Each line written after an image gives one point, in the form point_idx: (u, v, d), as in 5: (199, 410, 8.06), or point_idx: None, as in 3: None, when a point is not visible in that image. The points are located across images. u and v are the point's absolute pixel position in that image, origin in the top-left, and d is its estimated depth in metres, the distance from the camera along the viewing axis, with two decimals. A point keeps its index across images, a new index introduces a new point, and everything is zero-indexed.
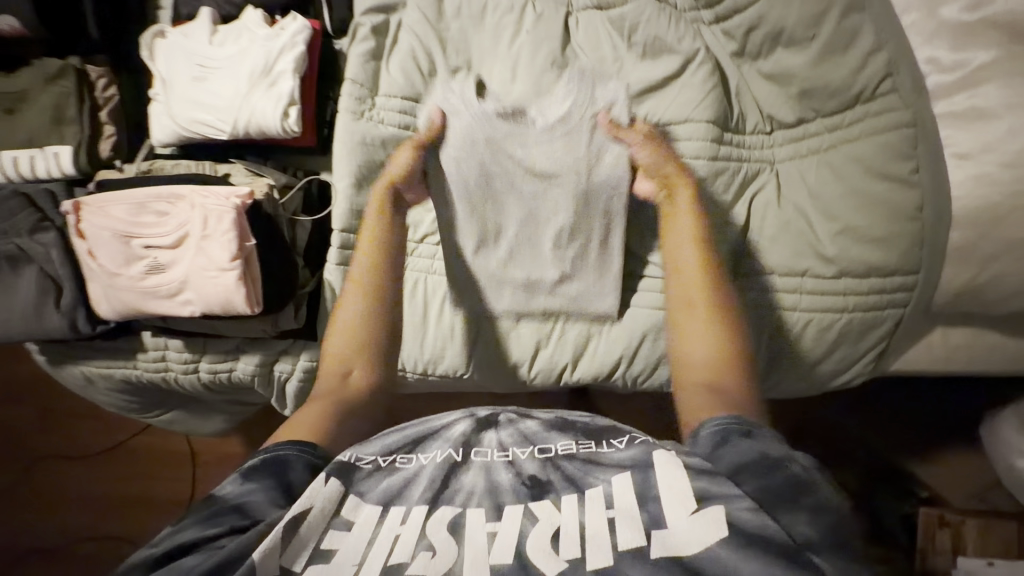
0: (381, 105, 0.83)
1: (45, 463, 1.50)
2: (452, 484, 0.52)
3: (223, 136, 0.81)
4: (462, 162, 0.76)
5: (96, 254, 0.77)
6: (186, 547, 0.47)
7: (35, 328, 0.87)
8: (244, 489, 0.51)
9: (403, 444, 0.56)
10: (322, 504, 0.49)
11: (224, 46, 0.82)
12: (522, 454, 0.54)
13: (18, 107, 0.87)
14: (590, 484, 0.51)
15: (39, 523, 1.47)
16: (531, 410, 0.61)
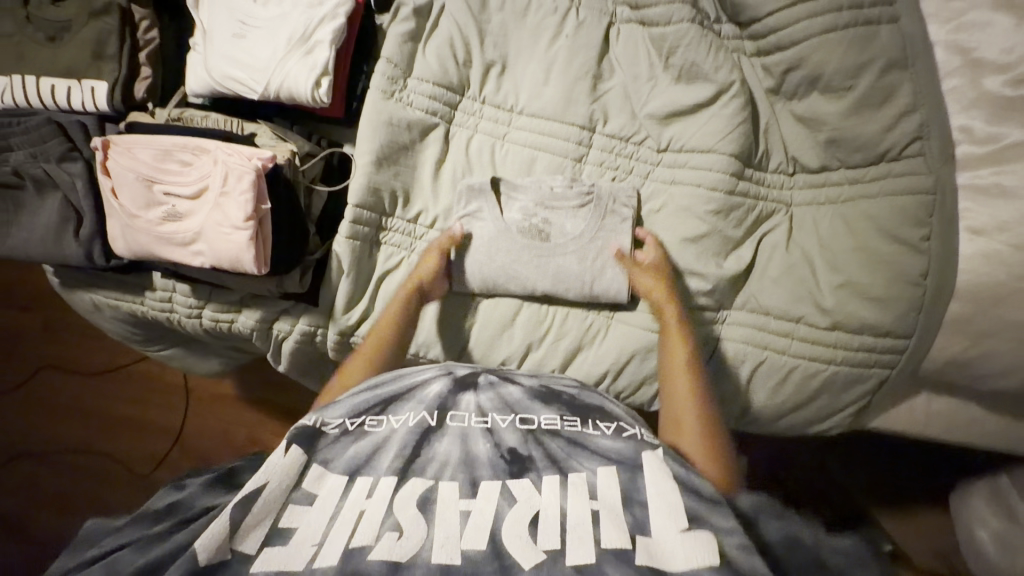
0: (411, 88, 0.85)
1: (46, 372, 1.57)
2: (425, 452, 0.60)
3: (254, 96, 0.82)
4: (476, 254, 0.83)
5: (118, 193, 0.79)
6: (119, 545, 0.55)
7: (54, 253, 0.91)
8: (184, 491, 0.62)
9: (373, 408, 0.65)
10: (280, 480, 0.57)
11: (267, 5, 0.83)
12: (503, 423, 0.63)
13: (61, 36, 0.89)
14: (572, 467, 0.58)
15: (31, 429, 1.53)
16: (514, 376, 0.70)
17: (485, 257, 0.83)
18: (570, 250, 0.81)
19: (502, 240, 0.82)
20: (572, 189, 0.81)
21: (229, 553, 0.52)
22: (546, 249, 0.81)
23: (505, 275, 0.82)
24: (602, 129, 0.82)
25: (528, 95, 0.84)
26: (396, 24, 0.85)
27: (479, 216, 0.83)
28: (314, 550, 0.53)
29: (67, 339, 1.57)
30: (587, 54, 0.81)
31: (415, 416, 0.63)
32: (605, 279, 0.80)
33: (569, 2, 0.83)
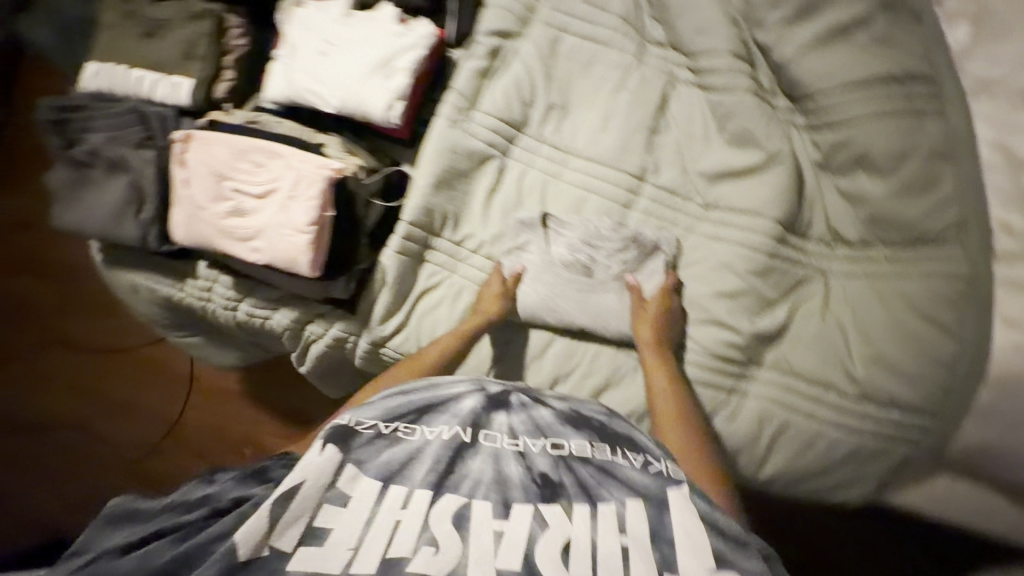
0: (476, 120, 0.91)
1: (59, 347, 1.61)
2: (459, 469, 0.61)
3: (329, 110, 0.87)
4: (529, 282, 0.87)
5: (189, 184, 0.83)
6: (159, 532, 0.58)
7: (112, 231, 0.96)
8: (220, 484, 0.63)
9: (408, 416, 0.67)
10: (315, 479, 0.58)
11: (352, 29, 0.88)
12: (534, 447, 0.64)
13: (156, 33, 0.95)
14: (602, 497, 0.60)
15: (42, 401, 1.60)
16: (543, 399, 0.71)
17: (529, 286, 0.87)
18: (608, 287, 0.85)
19: (546, 271, 0.87)
20: (618, 231, 0.85)
21: (266, 549, 0.54)
22: (587, 285, 0.86)
23: (543, 307, 0.86)
24: (653, 180, 0.87)
25: (587, 140, 0.89)
26: (470, 61, 0.91)
27: (528, 249, 0.89)
28: (350, 554, 0.54)
29: (92, 315, 1.61)
30: (646, 109, 0.86)
31: (449, 429, 0.64)
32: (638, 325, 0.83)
33: (634, 59, 0.87)
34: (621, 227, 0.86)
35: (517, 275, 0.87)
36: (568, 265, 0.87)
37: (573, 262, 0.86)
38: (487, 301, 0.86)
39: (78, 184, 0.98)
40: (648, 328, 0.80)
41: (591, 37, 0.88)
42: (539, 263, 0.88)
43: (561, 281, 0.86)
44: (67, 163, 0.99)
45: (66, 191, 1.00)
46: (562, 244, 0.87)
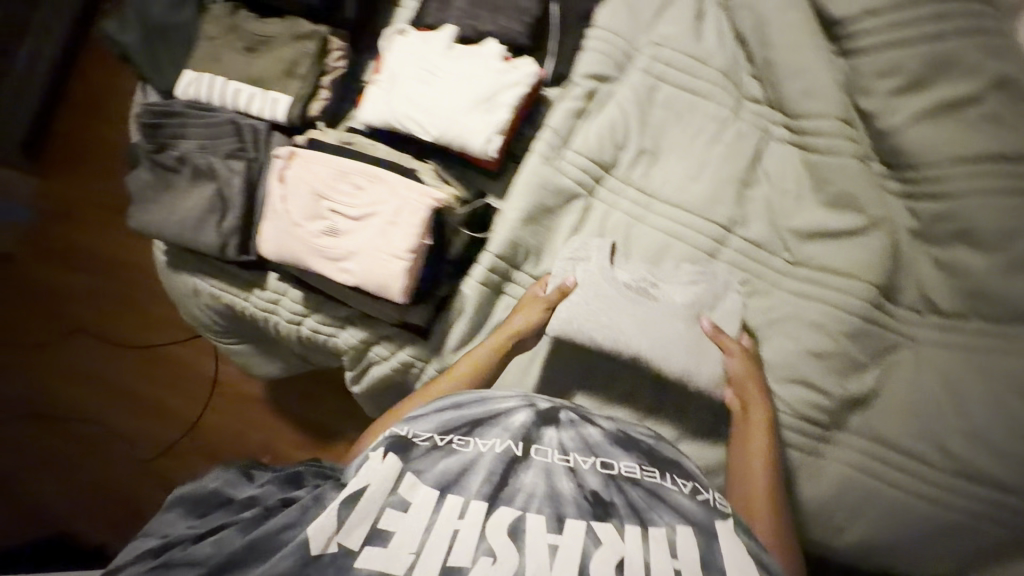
0: (569, 158, 0.92)
1: (95, 343, 1.73)
2: (512, 482, 0.60)
3: (426, 138, 0.88)
4: (588, 298, 0.80)
5: (287, 201, 0.83)
6: (217, 527, 0.63)
7: (191, 238, 0.96)
8: (263, 487, 0.69)
9: (461, 426, 0.65)
10: (378, 485, 0.60)
11: (457, 63, 0.90)
12: (585, 464, 0.61)
13: (258, 49, 0.97)
14: (653, 521, 0.57)
15: (75, 394, 1.70)
16: (592, 416, 0.68)
17: (580, 303, 0.80)
18: (676, 314, 0.80)
19: (605, 287, 0.80)
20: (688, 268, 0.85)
21: (334, 546, 0.57)
22: (654, 310, 0.80)
23: (603, 331, 0.78)
24: (742, 232, 0.87)
25: (676, 187, 0.90)
26: (566, 101, 0.92)
27: (586, 260, 0.84)
28: (412, 558, 0.56)
29: (162, 316, 1.68)
30: (741, 162, 0.87)
31: (501, 442, 0.63)
32: (708, 359, 0.79)
33: (731, 113, 0.88)
34: (701, 271, 0.84)
35: (569, 286, 0.82)
36: (631, 286, 0.81)
37: (635, 284, 0.81)
38: (528, 310, 0.84)
39: (162, 186, 0.99)
40: (757, 388, 0.78)
41: (689, 88, 0.90)
42: (600, 279, 0.81)
43: (623, 300, 0.80)
44: (153, 164, 1.00)
45: (150, 193, 1.00)
46: (624, 268, 0.83)
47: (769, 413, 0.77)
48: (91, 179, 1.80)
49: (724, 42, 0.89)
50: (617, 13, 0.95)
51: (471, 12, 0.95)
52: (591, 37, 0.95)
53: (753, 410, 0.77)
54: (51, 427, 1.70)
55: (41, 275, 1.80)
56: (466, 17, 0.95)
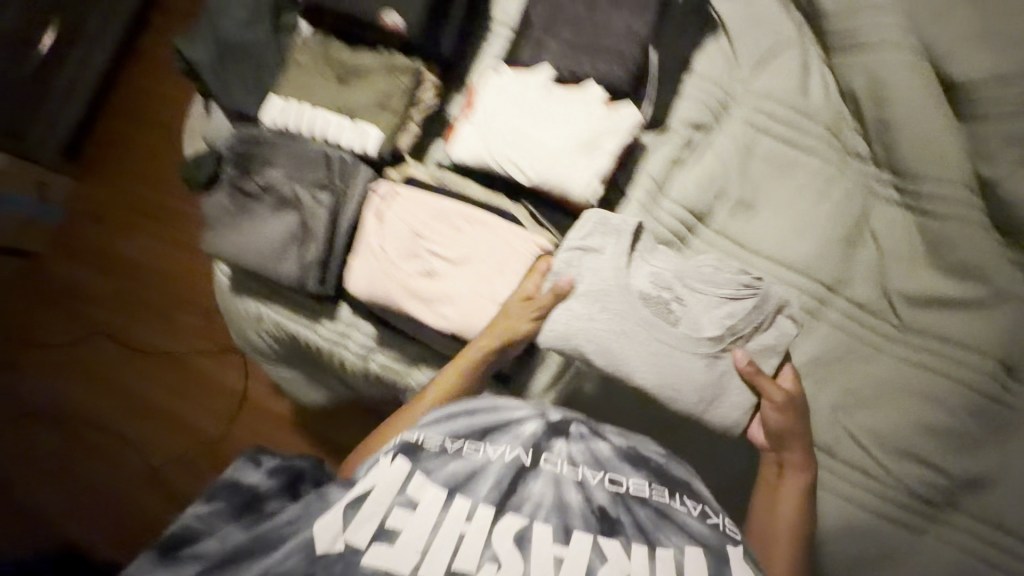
0: (665, 208, 0.90)
1: (128, 356, 1.77)
2: (519, 491, 0.61)
3: (524, 180, 0.87)
4: (593, 311, 0.75)
5: (383, 240, 0.81)
6: (220, 523, 0.66)
7: (269, 268, 0.94)
8: (266, 480, 0.74)
9: (473, 432, 0.66)
10: (387, 485, 0.62)
11: (555, 105, 0.89)
12: (593, 478, 0.63)
13: (349, 79, 0.96)
14: (658, 539, 0.59)
15: (110, 404, 1.75)
16: (603, 429, 0.68)
17: (580, 320, 0.75)
18: (687, 345, 0.75)
19: (618, 295, 0.75)
20: (724, 283, 0.76)
21: (341, 544, 0.58)
22: (671, 338, 0.75)
23: (608, 342, 0.74)
24: (845, 293, 0.84)
25: (774, 242, 0.87)
26: (663, 149, 0.90)
27: (599, 253, 0.78)
28: (418, 557, 0.58)
29: (215, 337, 1.72)
30: (847, 221, 0.85)
31: (512, 451, 0.64)
32: (727, 398, 0.75)
33: (835, 170, 0.87)
34: (750, 286, 0.76)
35: (565, 287, 0.76)
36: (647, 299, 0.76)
37: (654, 297, 0.76)
38: (518, 313, 0.75)
39: (239, 212, 0.97)
40: (796, 445, 0.76)
41: (791, 142, 0.88)
42: (614, 289, 0.75)
43: (636, 313, 0.75)
44: (232, 189, 0.98)
45: (227, 218, 0.98)
46: (641, 274, 0.77)
47: (805, 481, 0.76)
48: (155, 198, 1.85)
49: (830, 99, 0.87)
50: (715, 61, 0.94)
51: (570, 54, 0.94)
52: (688, 84, 0.94)
53: (788, 474, 0.76)
54: (94, 439, 1.73)
55: (83, 286, 1.85)
56: (565, 60, 0.94)
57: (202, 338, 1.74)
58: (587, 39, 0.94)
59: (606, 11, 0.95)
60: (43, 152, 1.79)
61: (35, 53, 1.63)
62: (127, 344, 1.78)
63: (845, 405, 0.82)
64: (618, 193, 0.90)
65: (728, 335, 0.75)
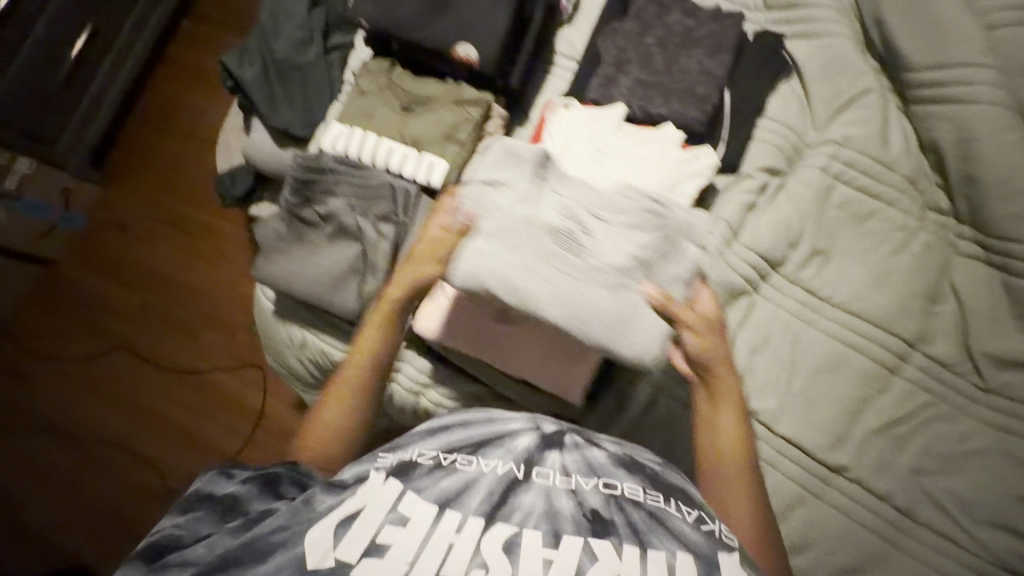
0: (739, 253, 0.88)
1: (146, 369, 1.73)
2: (510, 501, 0.59)
3: None
4: (522, 257, 0.72)
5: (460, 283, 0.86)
6: (201, 535, 0.60)
7: (326, 298, 0.91)
8: (243, 487, 0.64)
9: (465, 445, 0.65)
10: (377, 503, 0.58)
11: (630, 145, 0.88)
12: (586, 484, 0.61)
13: (415, 108, 0.94)
14: (651, 541, 0.57)
15: (125, 418, 1.70)
16: (597, 439, 0.68)
17: (488, 256, 0.72)
18: (600, 279, 0.72)
19: (525, 231, 0.73)
20: (631, 209, 0.75)
21: (332, 560, 0.54)
22: (579, 269, 0.72)
23: (525, 278, 0.71)
24: (926, 349, 0.82)
25: (851, 293, 0.85)
26: (739, 192, 0.89)
27: (504, 186, 0.76)
28: (407, 568, 0.54)
29: (236, 351, 1.68)
30: (928, 276, 0.83)
31: (503, 464, 0.62)
32: (638, 327, 0.72)
33: (916, 223, 0.85)
34: (654, 211, 0.75)
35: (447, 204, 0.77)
36: (555, 230, 0.73)
37: (561, 227, 0.73)
38: (421, 257, 0.76)
39: (295, 241, 0.94)
40: (727, 374, 0.75)
41: (870, 190, 0.87)
42: (511, 223, 0.73)
43: (551, 245, 0.72)
44: (288, 216, 0.95)
45: (283, 247, 0.94)
46: (587, 220, 0.74)
47: (741, 415, 0.74)
48: (182, 210, 1.82)
49: (910, 150, 0.87)
50: (789, 105, 0.93)
51: (641, 92, 0.92)
52: (760, 127, 0.92)
53: (725, 411, 0.73)
54: (108, 455, 1.67)
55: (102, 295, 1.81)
56: (636, 97, 0.92)
57: (222, 353, 1.69)
58: (659, 76, 0.93)
59: (680, 48, 0.93)
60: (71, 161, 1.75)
61: (67, 57, 1.59)
62: (147, 360, 1.73)
63: (928, 465, 0.79)
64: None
65: (639, 267, 0.73)
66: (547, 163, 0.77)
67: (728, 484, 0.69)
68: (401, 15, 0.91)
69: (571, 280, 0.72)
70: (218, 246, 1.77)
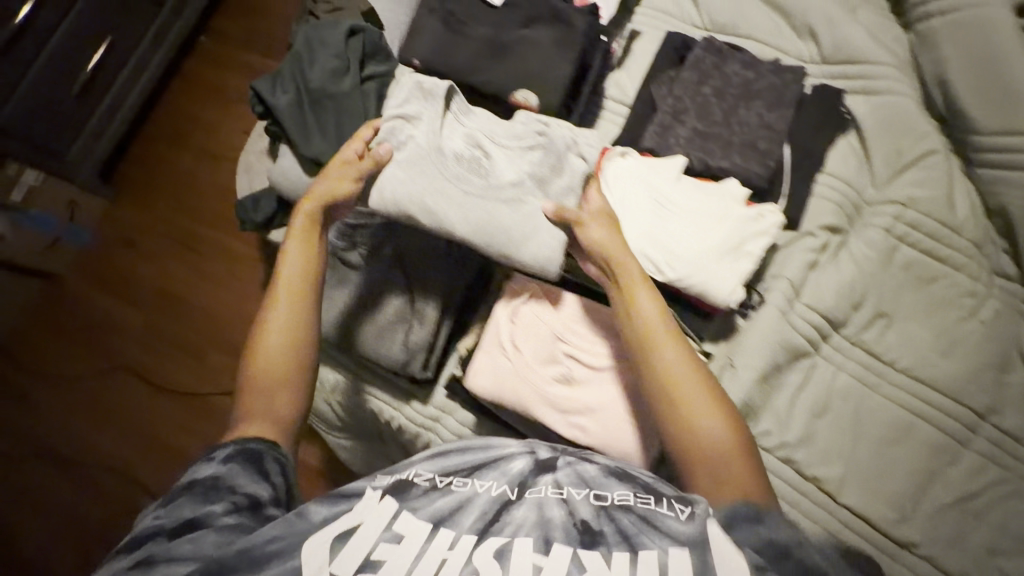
0: (801, 313, 0.85)
1: (143, 391, 1.63)
2: (503, 517, 0.53)
3: (659, 277, 0.81)
4: (416, 172, 0.79)
5: (519, 344, 0.77)
6: (184, 522, 0.55)
7: (370, 347, 0.88)
8: (223, 467, 0.59)
9: (461, 469, 0.58)
10: (372, 523, 0.53)
11: (690, 198, 0.85)
12: (577, 496, 0.55)
13: None
14: (643, 544, 0.50)
15: (119, 444, 1.60)
16: (590, 454, 0.61)
17: (404, 182, 0.79)
18: (496, 194, 0.79)
19: (429, 156, 0.81)
20: (523, 134, 0.83)
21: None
22: (478, 188, 0.79)
23: (439, 197, 0.78)
24: (997, 420, 0.80)
25: (918, 359, 0.83)
26: (801, 250, 0.87)
27: (417, 120, 0.83)
28: None
29: None
30: (999, 346, 0.82)
31: (497, 486, 0.56)
32: (537, 236, 0.77)
33: (984, 289, 0.84)
34: (540, 133, 0.83)
35: (384, 152, 0.81)
36: (461, 158, 0.82)
37: (463, 153, 0.82)
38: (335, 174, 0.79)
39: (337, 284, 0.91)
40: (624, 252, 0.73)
41: (935, 253, 0.86)
42: (422, 152, 0.81)
43: (455, 171, 0.80)
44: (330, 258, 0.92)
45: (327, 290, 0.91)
46: (477, 141, 0.84)
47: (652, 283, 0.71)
48: (194, 227, 1.73)
49: (975, 215, 0.86)
50: (848, 161, 0.91)
51: (699, 142, 0.90)
52: (819, 182, 0.90)
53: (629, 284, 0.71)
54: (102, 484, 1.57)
55: (101, 313, 1.71)
56: (695, 147, 0.90)
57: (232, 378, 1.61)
58: (718, 127, 0.90)
59: (740, 99, 0.91)
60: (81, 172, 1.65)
61: (84, 70, 1.51)
62: (152, 384, 1.63)
63: (1006, 545, 0.76)
64: (755, 296, 0.85)
65: (530, 181, 0.80)
66: (456, 100, 0.85)
67: (648, 343, 0.66)
68: (459, 57, 0.88)
69: (456, 185, 0.79)
70: (231, 265, 1.68)
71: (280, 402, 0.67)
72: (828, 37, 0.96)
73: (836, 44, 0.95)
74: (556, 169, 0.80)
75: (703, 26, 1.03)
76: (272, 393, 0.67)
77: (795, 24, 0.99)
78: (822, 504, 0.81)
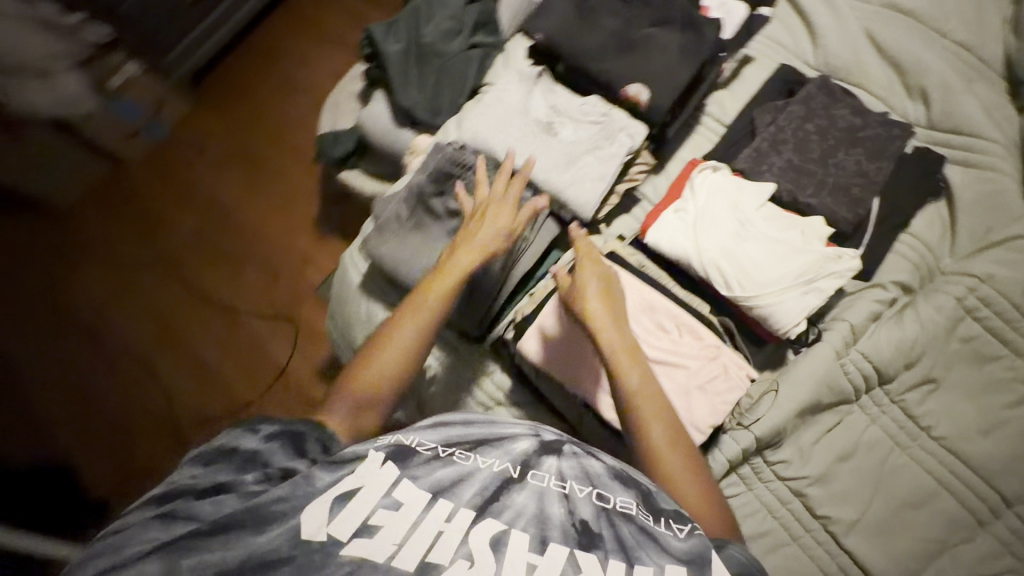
0: (855, 360, 0.86)
1: (178, 285, 1.64)
2: (502, 499, 0.53)
3: (725, 291, 0.84)
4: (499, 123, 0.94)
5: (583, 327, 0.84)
6: (218, 486, 0.52)
7: None
8: (267, 446, 0.56)
9: (464, 441, 0.58)
10: (375, 485, 0.52)
11: (772, 226, 0.87)
12: (579, 492, 0.54)
13: None
14: (640, 559, 0.49)
15: (139, 329, 1.60)
16: (596, 449, 0.59)
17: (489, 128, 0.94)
18: (560, 150, 0.91)
19: (514, 113, 0.94)
20: (591, 112, 0.93)
21: (322, 535, 0.48)
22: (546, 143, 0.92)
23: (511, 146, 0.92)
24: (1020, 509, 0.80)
25: (957, 431, 0.84)
26: (868, 300, 0.88)
27: (512, 87, 0.97)
28: (394, 549, 0.49)
29: (280, 289, 1.60)
30: None
31: (499, 462, 0.55)
32: (583, 187, 0.89)
33: None
34: (605, 115, 0.92)
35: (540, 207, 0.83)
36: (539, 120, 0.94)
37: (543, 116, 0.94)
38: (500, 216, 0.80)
39: (414, 227, 0.94)
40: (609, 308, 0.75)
41: (996, 333, 0.86)
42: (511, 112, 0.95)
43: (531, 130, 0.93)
44: (413, 200, 0.94)
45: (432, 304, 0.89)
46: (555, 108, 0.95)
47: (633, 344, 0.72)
48: (267, 150, 1.76)
49: None
50: (933, 225, 0.92)
51: (792, 175, 0.91)
52: (899, 241, 0.92)
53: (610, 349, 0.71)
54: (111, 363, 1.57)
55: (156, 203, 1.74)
56: (787, 178, 0.91)
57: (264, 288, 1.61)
58: (813, 165, 0.92)
59: (840, 143, 0.93)
60: (176, 70, 1.68)
61: None
62: (195, 282, 1.64)
63: None
64: (813, 333, 0.88)
65: (590, 146, 0.91)
66: (543, 77, 0.98)
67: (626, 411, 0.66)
68: (582, 45, 0.92)
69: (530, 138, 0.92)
70: (296, 198, 1.69)
71: (376, 408, 0.64)
72: (940, 103, 0.97)
73: (946, 111, 0.96)
74: (613, 141, 0.91)
75: (816, 66, 1.05)
76: (364, 404, 0.63)
77: (908, 84, 1.00)
78: (822, 543, 0.83)
